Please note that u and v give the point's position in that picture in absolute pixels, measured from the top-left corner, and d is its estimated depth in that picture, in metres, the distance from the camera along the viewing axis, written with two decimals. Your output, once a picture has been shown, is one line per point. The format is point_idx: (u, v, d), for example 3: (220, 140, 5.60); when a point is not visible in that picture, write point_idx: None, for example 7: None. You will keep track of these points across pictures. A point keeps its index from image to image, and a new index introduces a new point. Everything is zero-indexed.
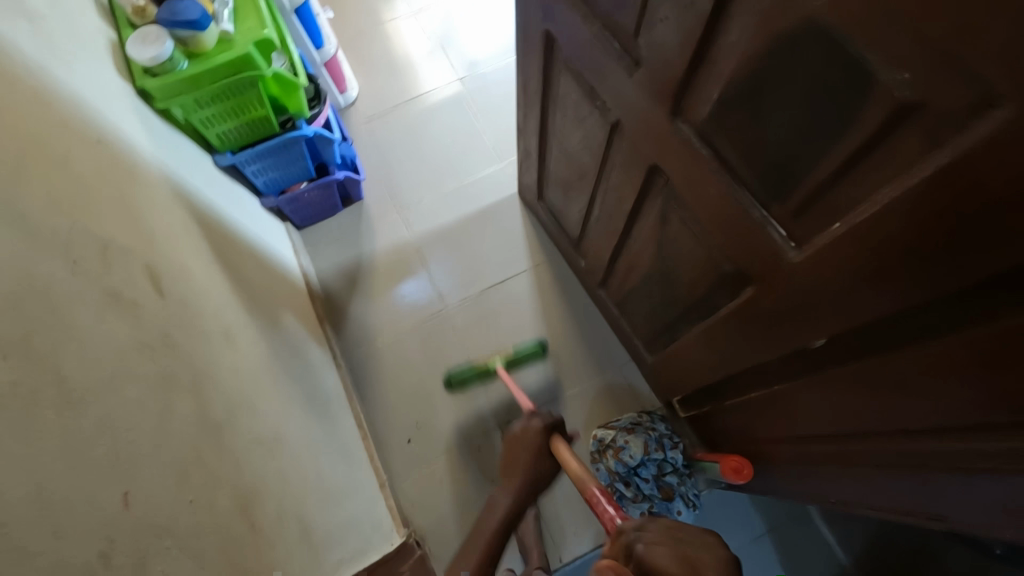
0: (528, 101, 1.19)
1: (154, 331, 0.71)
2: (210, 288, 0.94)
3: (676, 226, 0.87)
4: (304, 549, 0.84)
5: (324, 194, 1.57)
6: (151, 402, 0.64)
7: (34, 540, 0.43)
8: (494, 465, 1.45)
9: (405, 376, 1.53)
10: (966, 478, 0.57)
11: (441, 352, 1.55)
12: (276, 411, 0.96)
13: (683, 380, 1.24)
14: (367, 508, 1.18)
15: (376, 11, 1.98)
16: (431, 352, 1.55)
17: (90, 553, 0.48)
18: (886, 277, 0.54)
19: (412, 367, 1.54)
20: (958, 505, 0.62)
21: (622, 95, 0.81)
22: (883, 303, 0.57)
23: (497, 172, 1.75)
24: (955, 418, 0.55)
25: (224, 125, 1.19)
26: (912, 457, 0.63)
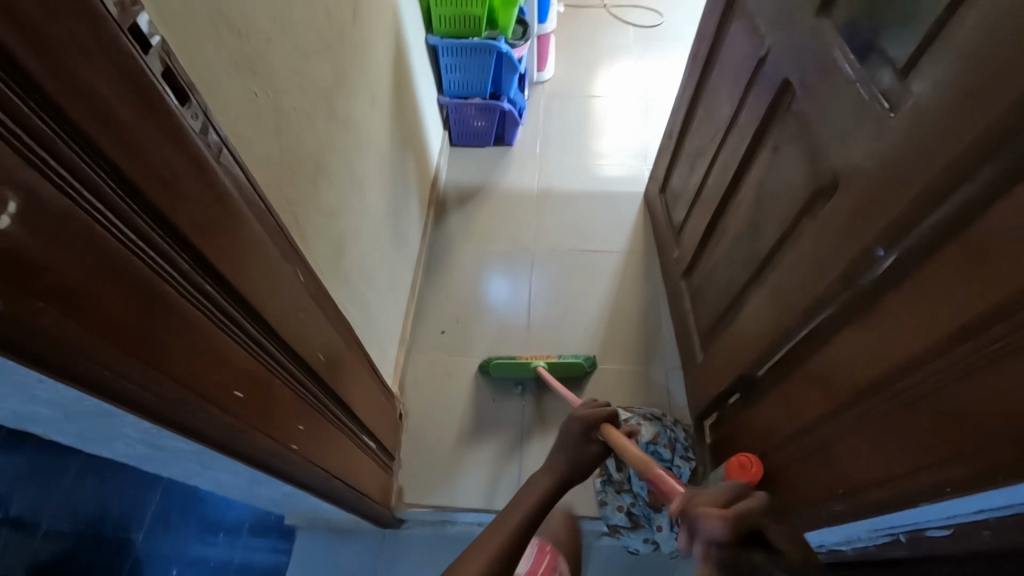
0: (692, 72, 1.30)
1: (338, 23, 0.89)
2: (380, 70, 1.14)
3: (786, 153, 0.88)
4: (334, 264, 0.92)
5: (486, 120, 1.80)
6: (313, 39, 0.80)
7: None
8: (512, 417, 1.39)
9: (471, 321, 1.54)
10: None
11: (518, 332, 1.51)
12: (370, 180, 1.10)
13: (725, 375, 1.15)
14: (382, 331, 1.24)
15: (595, 33, 2.31)
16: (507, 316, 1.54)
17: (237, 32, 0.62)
18: (989, 105, 0.53)
19: (480, 313, 1.55)
20: (1006, 415, 0.52)
21: (781, 17, 0.88)
22: (975, 146, 0.54)
23: (633, 172, 1.86)
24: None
25: (449, 10, 1.49)
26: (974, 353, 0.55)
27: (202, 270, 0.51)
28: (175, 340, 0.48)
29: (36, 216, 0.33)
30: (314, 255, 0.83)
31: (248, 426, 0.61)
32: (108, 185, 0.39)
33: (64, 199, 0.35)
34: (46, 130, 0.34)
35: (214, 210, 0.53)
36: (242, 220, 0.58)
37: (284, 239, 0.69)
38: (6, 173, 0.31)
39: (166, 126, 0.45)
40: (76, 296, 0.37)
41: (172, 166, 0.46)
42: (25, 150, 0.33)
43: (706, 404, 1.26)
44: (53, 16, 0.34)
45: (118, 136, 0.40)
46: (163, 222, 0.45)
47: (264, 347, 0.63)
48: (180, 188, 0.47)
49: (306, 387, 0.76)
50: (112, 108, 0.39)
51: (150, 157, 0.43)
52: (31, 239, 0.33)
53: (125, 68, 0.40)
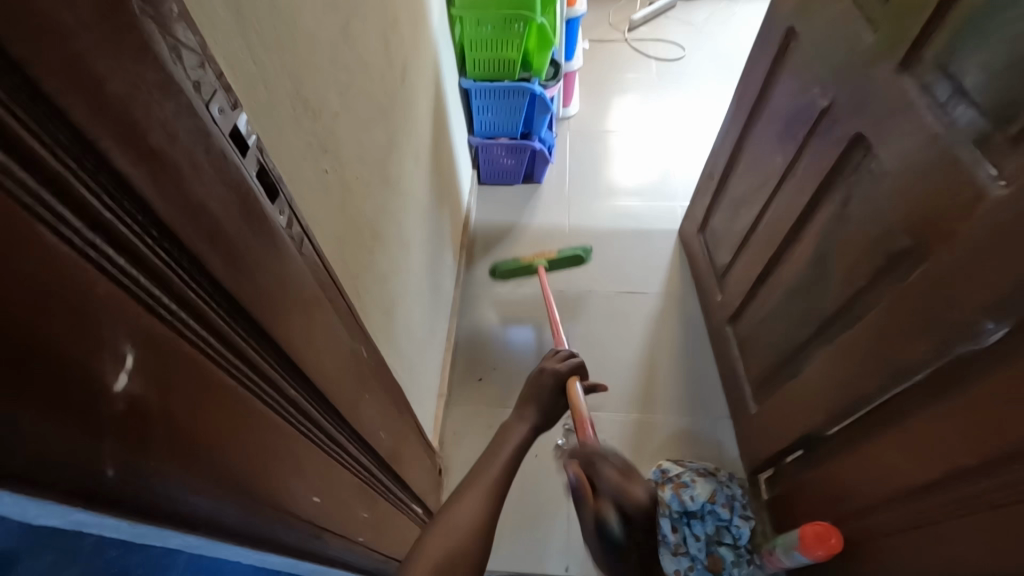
0: (735, 115, 1.27)
1: (391, 83, 0.87)
2: (423, 121, 1.13)
3: (858, 209, 0.84)
4: (387, 329, 0.89)
5: (515, 159, 1.79)
6: (371, 104, 0.78)
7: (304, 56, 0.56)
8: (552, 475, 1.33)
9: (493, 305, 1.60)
10: None
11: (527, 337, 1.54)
12: (415, 234, 1.07)
13: (784, 431, 1.09)
14: (423, 385, 1.20)
15: (618, 68, 2.31)
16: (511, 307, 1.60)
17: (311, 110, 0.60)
18: None
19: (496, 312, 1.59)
20: None
21: (846, 70, 0.85)
22: None
23: (667, 209, 1.83)
24: None
25: (484, 53, 1.48)
26: None
27: (287, 375, 0.47)
28: (266, 454, 0.44)
29: (152, 362, 0.30)
30: (370, 323, 0.79)
31: (322, 528, 0.56)
32: (212, 308, 0.36)
33: (174, 335, 0.32)
34: (160, 264, 0.31)
35: (298, 305, 0.49)
36: (321, 309, 0.55)
37: (350, 317, 0.65)
38: (122, 325, 0.28)
39: (261, 229, 0.42)
40: (184, 438, 0.33)
41: (266, 271, 0.43)
42: (139, 291, 0.29)
43: (760, 458, 1.20)
44: (165, 138, 0.30)
45: (222, 252, 0.36)
46: (256, 332, 0.42)
47: (335, 436, 0.59)
48: (271, 293, 0.44)
49: (368, 468, 0.71)
50: (218, 223, 0.36)
51: (248, 267, 0.40)
52: (146, 390, 0.30)
53: (228, 178, 0.37)
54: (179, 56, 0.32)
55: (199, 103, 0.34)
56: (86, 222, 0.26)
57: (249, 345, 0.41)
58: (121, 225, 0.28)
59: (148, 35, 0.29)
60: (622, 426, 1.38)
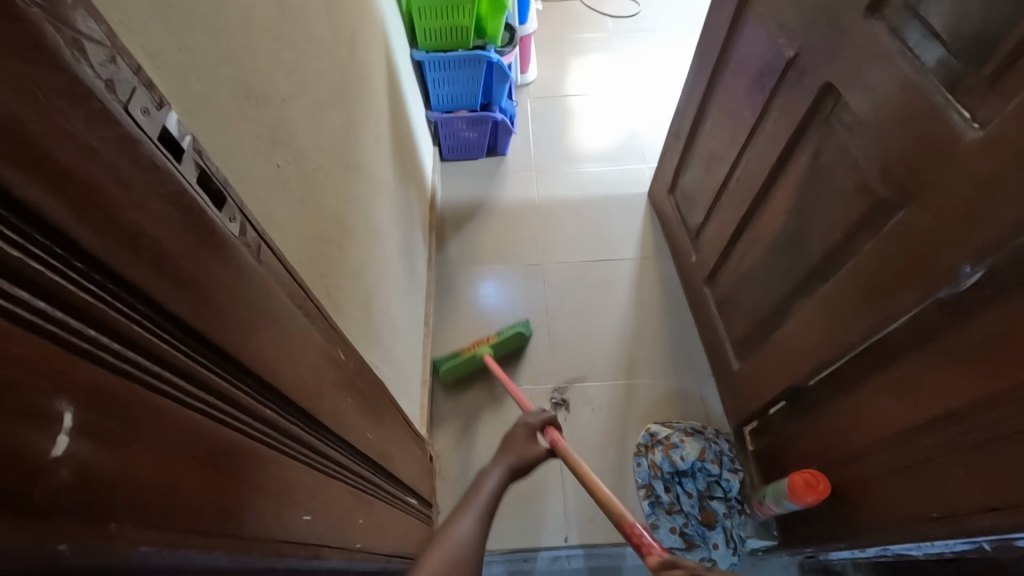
0: (700, 71, 1.24)
1: (339, 61, 0.81)
2: (378, 99, 1.06)
3: (833, 160, 0.83)
4: (364, 324, 0.85)
5: (478, 132, 1.72)
6: (320, 86, 0.72)
7: (239, 42, 0.50)
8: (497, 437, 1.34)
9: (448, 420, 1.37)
10: None
11: (491, 428, 1.35)
12: (382, 221, 1.02)
13: (768, 385, 1.11)
14: (406, 375, 1.17)
15: (574, 28, 2.24)
16: (466, 410, 1.38)
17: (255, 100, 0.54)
18: None
19: (453, 418, 1.37)
20: None
21: (812, 18, 0.83)
22: None
23: (636, 172, 1.81)
24: None
25: (433, 22, 1.39)
26: None
27: (260, 397, 0.44)
28: (247, 488, 0.40)
29: (97, 416, 0.26)
30: (345, 322, 0.75)
31: (317, 546, 0.53)
32: (162, 342, 0.32)
33: (118, 380, 0.28)
34: (90, 301, 0.26)
35: (264, 319, 0.45)
36: (290, 319, 0.51)
37: (322, 320, 0.61)
38: (53, 380, 0.24)
39: (209, 244, 0.37)
40: (147, 493, 0.29)
41: (222, 290, 0.38)
42: (68, 337, 0.25)
43: (746, 413, 1.22)
44: (77, 150, 0.26)
45: (168, 278, 0.32)
46: (219, 358, 0.38)
47: (320, 452, 0.56)
48: (232, 312, 0.39)
49: (359, 474, 0.68)
50: (157, 245, 0.31)
51: (201, 288, 0.35)
52: (96, 452, 0.26)
53: (162, 190, 0.32)
54: (81, 49, 0.27)
55: (115, 105, 0.29)
56: None
57: (212, 374, 0.37)
58: (35, 262, 0.23)
59: (36, 26, 0.24)
60: (609, 394, 1.39)
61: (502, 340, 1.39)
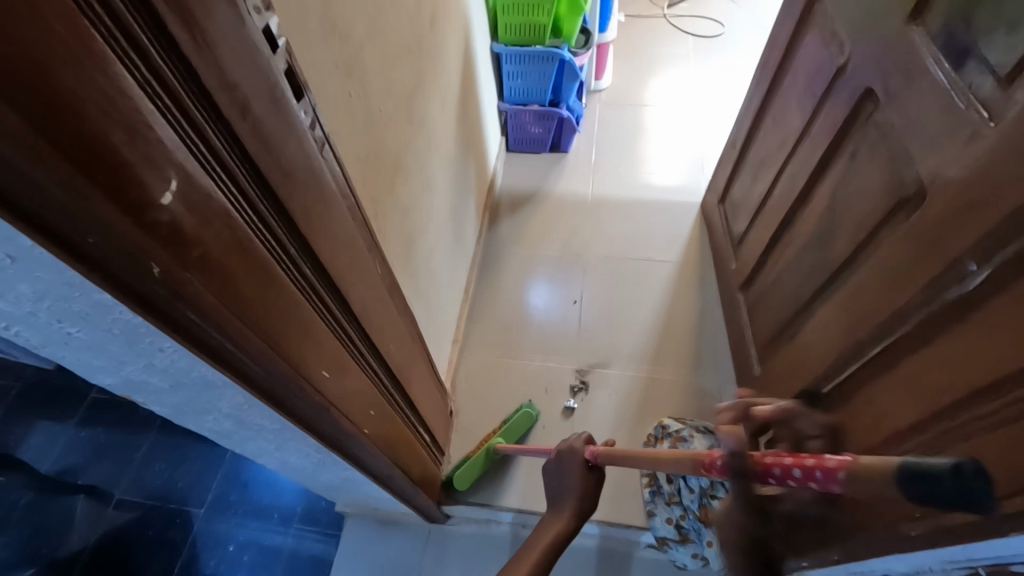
0: (760, 83, 1.28)
1: (418, 29, 0.94)
2: (450, 73, 1.18)
3: (866, 162, 0.85)
4: (404, 257, 0.96)
5: (544, 127, 1.83)
6: (397, 44, 0.84)
7: None
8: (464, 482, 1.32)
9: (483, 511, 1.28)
10: None
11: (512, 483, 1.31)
12: (436, 179, 1.14)
13: (786, 390, 1.11)
14: (438, 326, 1.27)
15: (654, 43, 2.30)
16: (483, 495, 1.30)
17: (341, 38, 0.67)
18: None
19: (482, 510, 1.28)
20: None
21: (861, 27, 0.86)
22: None
23: (691, 182, 1.84)
24: None
25: (514, 18, 1.52)
26: None
27: (304, 256, 0.55)
28: (281, 315, 0.51)
29: (192, 193, 0.37)
30: (387, 246, 0.86)
31: (332, 404, 0.64)
32: (241, 172, 0.43)
33: (208, 178, 0.39)
34: (201, 118, 0.38)
35: (319, 200, 0.57)
36: (340, 210, 0.62)
37: (367, 230, 0.73)
38: (171, 155, 0.35)
39: (286, 120, 0.49)
40: (210, 267, 0.41)
41: (291, 157, 0.50)
42: (184, 134, 0.37)
43: (762, 420, 1.23)
44: (211, 15, 0.37)
45: (251, 128, 0.44)
46: (279, 208, 0.49)
47: (347, 331, 0.67)
48: (295, 178, 0.51)
49: (378, 374, 0.79)
50: (248, 100, 0.43)
51: (274, 147, 0.47)
52: (186, 216, 0.37)
53: (259, 64, 0.44)
54: None
55: None
56: (145, 65, 0.33)
57: (272, 218, 0.49)
58: (172, 75, 0.35)
59: None
60: (628, 386, 1.42)
61: (510, 428, 1.32)
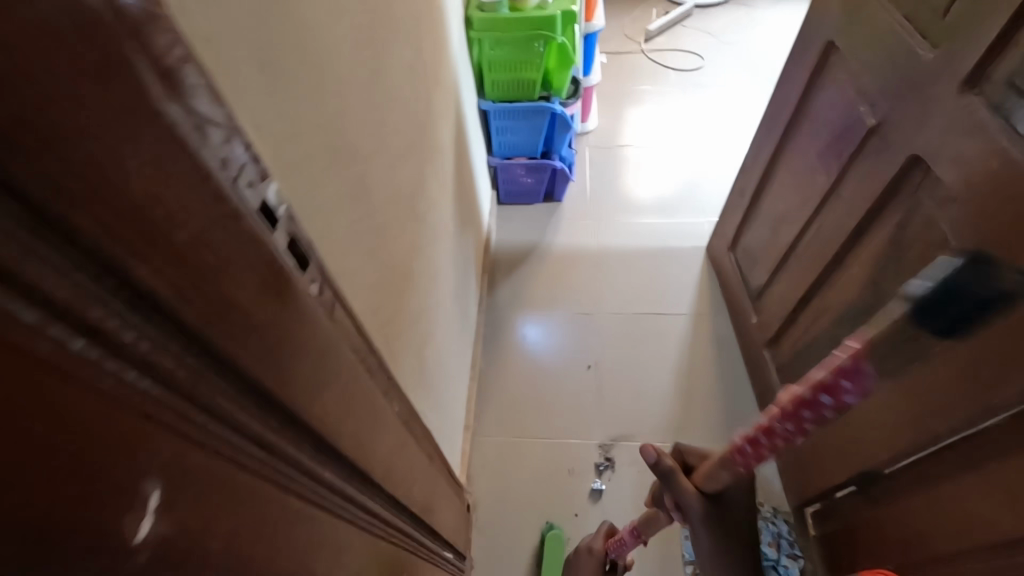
0: (768, 132, 1.22)
1: (416, 116, 0.85)
2: (445, 148, 1.09)
3: (921, 233, 0.78)
4: (416, 369, 0.85)
5: (536, 179, 1.75)
6: (399, 144, 0.75)
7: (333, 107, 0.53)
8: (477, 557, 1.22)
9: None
10: None
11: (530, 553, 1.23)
12: (440, 266, 1.04)
13: (839, 465, 1.02)
14: (451, 418, 1.16)
15: (636, 80, 2.26)
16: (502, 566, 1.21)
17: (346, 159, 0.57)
18: None
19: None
20: None
21: (898, 89, 0.80)
22: None
23: (694, 225, 1.77)
24: None
25: (501, 75, 1.45)
26: None
27: (324, 459, 0.44)
28: (293, 550, 0.40)
29: (177, 491, 0.26)
30: (400, 369, 0.75)
31: None
32: (249, 415, 0.32)
33: (201, 448, 0.28)
34: (189, 375, 0.27)
35: (335, 382, 0.45)
36: (356, 375, 0.51)
37: (383, 373, 0.62)
38: (144, 457, 0.24)
39: (297, 315, 0.38)
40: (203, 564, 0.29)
41: (304, 354, 0.39)
42: (164, 410, 0.26)
43: (810, 492, 1.13)
44: (201, 230, 0.27)
45: (260, 345, 0.33)
46: (294, 428, 0.38)
47: (370, 514, 0.55)
48: (311, 378, 0.40)
49: (404, 530, 0.67)
50: (254, 313, 0.32)
51: (285, 356, 0.36)
52: (167, 524, 0.26)
53: (265, 259, 0.33)
54: (205, 133, 0.28)
55: (230, 184, 0.30)
56: (98, 349, 0.22)
57: (290, 445, 0.37)
58: (146, 346, 0.24)
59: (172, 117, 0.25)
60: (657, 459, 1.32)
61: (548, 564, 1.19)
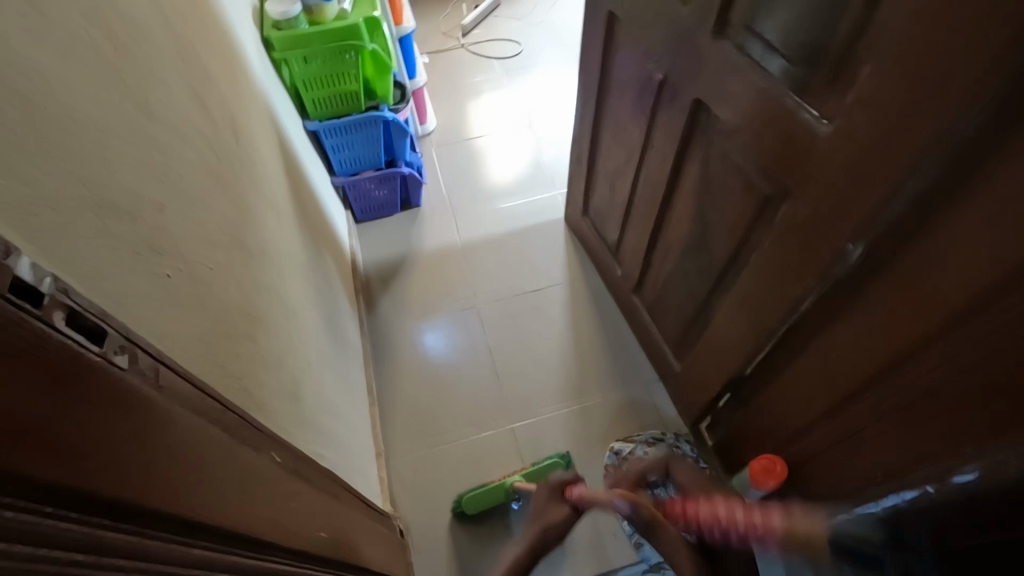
0: (584, 102, 1.32)
1: (223, 151, 0.79)
2: (273, 178, 1.03)
3: (719, 163, 0.90)
4: (295, 414, 0.80)
5: (387, 189, 1.72)
6: (205, 184, 0.69)
7: (96, 160, 0.47)
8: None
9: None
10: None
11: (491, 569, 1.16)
12: (300, 300, 0.98)
13: (712, 380, 1.15)
14: (356, 454, 1.10)
15: (464, 74, 2.31)
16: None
17: (136, 210, 0.51)
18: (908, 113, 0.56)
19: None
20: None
21: (671, 45, 0.91)
22: (907, 148, 0.58)
23: (547, 199, 1.86)
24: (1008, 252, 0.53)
25: (320, 92, 1.40)
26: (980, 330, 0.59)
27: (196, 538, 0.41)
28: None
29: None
30: (273, 418, 0.69)
31: None
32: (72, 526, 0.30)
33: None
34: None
35: (179, 457, 0.42)
36: (208, 438, 0.47)
37: (247, 428, 0.57)
38: None
39: (110, 400, 0.35)
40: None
41: (133, 446, 0.36)
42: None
43: (698, 410, 1.26)
44: None
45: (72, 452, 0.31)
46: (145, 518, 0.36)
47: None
48: (149, 460, 0.37)
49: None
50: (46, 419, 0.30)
51: (108, 446, 0.34)
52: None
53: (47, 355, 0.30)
54: None
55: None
56: None
57: (144, 535, 0.36)
58: None
59: None
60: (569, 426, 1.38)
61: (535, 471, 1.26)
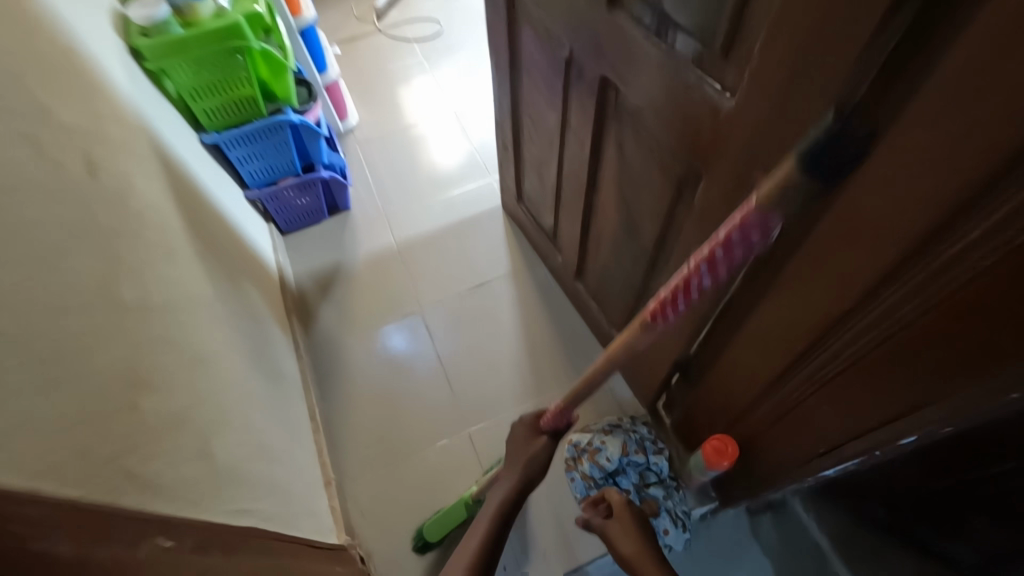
0: (500, 86, 1.24)
1: (71, 195, 0.68)
2: (156, 210, 0.92)
3: (634, 144, 0.85)
4: (206, 474, 0.72)
5: (310, 196, 1.61)
6: (43, 241, 0.59)
7: None
8: None
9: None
10: (951, 294, 0.50)
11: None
12: (205, 342, 0.89)
13: (659, 361, 1.13)
14: (300, 491, 1.04)
15: (382, 61, 2.18)
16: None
17: None
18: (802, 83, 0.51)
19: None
20: (948, 347, 0.53)
21: (570, 20, 0.84)
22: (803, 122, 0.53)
23: (483, 187, 1.78)
24: (905, 229, 0.49)
25: (211, 101, 1.27)
26: (894, 305, 0.56)
27: None
28: None
29: None
30: (168, 491, 0.62)
31: None
32: None
33: None
34: None
35: None
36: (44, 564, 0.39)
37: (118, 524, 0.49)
38: None
39: None
40: None
41: None
42: None
43: (651, 389, 1.24)
44: None
45: None
46: None
47: None
48: None
49: None
50: None
51: None
52: None
53: None
54: None
55: None
56: None
57: None
58: None
59: None
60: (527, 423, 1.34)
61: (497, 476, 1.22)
